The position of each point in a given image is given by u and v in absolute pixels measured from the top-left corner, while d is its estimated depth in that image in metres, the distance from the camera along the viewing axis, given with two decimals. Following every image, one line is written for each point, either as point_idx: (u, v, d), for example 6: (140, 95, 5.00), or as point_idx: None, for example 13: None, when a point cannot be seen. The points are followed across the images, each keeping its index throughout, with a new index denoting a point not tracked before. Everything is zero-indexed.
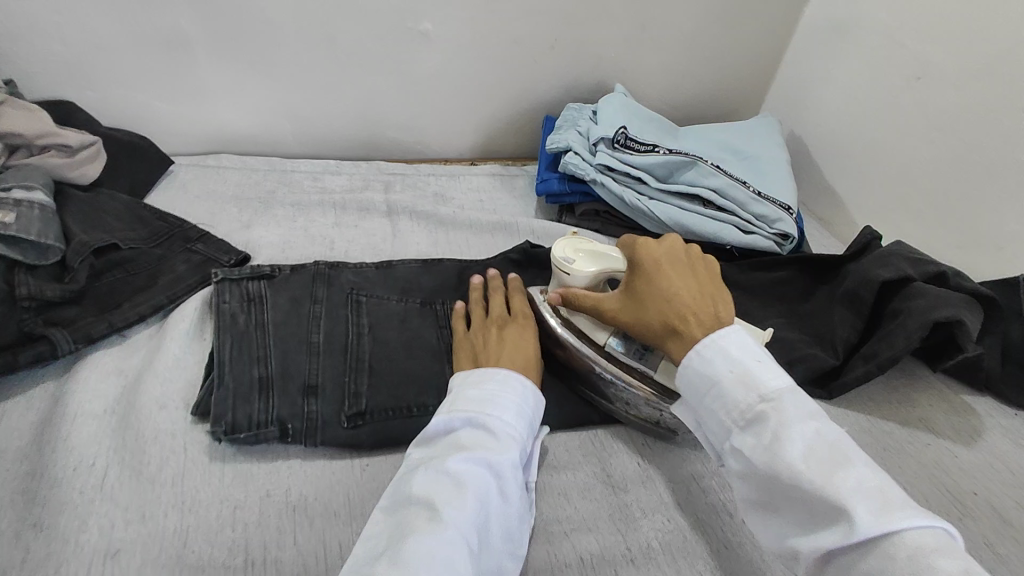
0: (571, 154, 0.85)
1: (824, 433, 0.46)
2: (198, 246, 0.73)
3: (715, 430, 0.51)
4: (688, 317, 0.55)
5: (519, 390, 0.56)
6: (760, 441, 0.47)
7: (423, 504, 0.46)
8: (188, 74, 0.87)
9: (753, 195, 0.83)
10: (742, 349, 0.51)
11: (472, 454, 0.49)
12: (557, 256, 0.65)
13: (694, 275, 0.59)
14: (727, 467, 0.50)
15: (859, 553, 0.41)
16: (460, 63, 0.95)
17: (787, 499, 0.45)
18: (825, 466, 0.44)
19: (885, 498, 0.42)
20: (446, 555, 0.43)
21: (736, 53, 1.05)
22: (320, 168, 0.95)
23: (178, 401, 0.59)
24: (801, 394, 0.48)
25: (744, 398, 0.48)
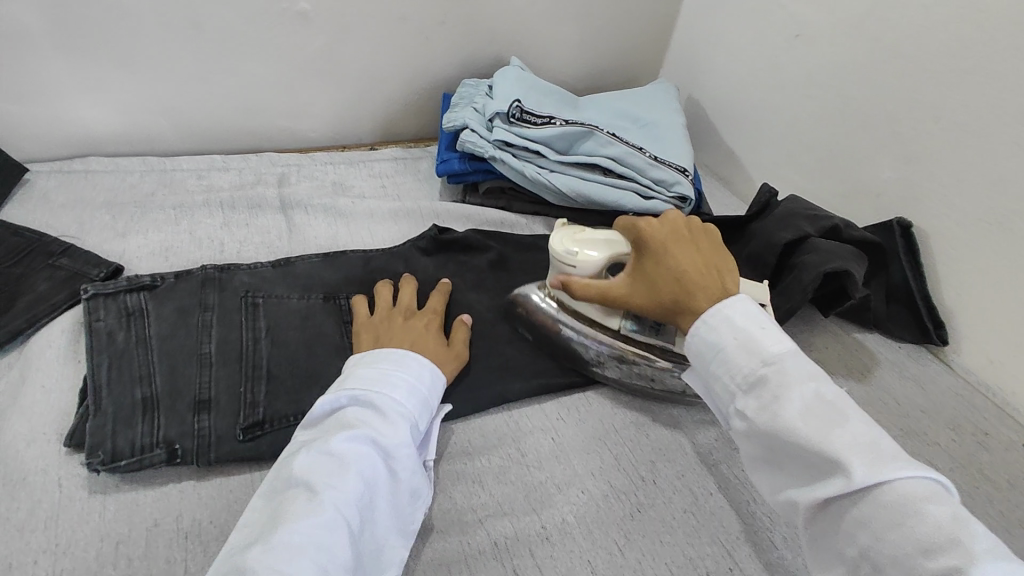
0: (468, 132, 0.83)
1: (824, 393, 0.45)
2: (62, 260, 0.67)
3: (720, 399, 0.50)
4: (694, 291, 0.54)
5: (414, 369, 0.56)
6: (763, 402, 0.46)
7: (303, 486, 0.46)
8: (35, 69, 0.78)
9: (650, 160, 0.84)
10: (744, 315, 0.50)
11: (357, 434, 0.49)
12: (559, 252, 0.64)
13: (697, 248, 0.57)
14: (732, 429, 0.49)
15: (860, 509, 0.41)
16: (347, 44, 0.91)
17: (797, 460, 0.45)
18: (820, 421, 0.44)
19: (875, 451, 0.42)
20: (319, 537, 0.43)
21: (629, 21, 1.06)
22: (204, 165, 0.89)
23: (49, 434, 0.54)
24: (801, 354, 0.48)
25: (746, 363, 0.48)
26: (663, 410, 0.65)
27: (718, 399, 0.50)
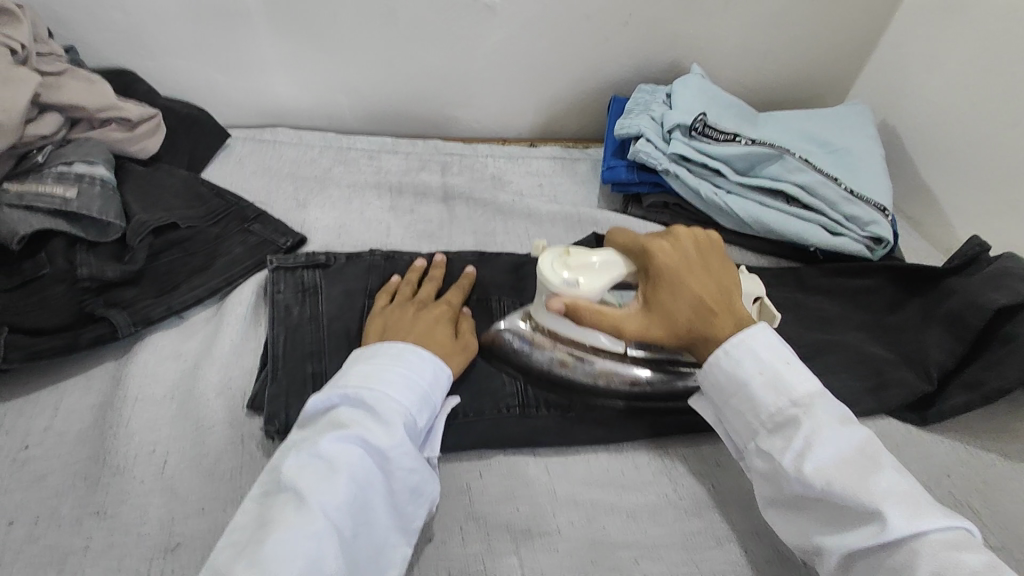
0: (643, 142, 0.79)
1: (853, 439, 0.46)
2: (255, 225, 0.71)
3: (738, 432, 0.51)
4: (715, 318, 0.53)
5: (414, 364, 0.52)
6: (791, 445, 0.46)
7: (292, 491, 0.43)
8: (244, 45, 0.84)
9: (845, 193, 0.76)
10: (770, 350, 0.50)
11: (349, 434, 0.46)
12: (555, 283, 0.54)
13: (710, 270, 0.56)
14: (751, 465, 0.50)
15: (889, 552, 0.42)
16: (525, 39, 0.90)
17: (831, 509, 0.45)
18: (854, 472, 0.44)
19: (913, 499, 0.43)
20: (308, 547, 0.41)
21: (826, 34, 0.96)
22: (376, 146, 0.92)
23: (237, 389, 0.56)
24: (827, 396, 0.48)
25: (776, 401, 0.48)
26: None
27: (737, 432, 0.51)
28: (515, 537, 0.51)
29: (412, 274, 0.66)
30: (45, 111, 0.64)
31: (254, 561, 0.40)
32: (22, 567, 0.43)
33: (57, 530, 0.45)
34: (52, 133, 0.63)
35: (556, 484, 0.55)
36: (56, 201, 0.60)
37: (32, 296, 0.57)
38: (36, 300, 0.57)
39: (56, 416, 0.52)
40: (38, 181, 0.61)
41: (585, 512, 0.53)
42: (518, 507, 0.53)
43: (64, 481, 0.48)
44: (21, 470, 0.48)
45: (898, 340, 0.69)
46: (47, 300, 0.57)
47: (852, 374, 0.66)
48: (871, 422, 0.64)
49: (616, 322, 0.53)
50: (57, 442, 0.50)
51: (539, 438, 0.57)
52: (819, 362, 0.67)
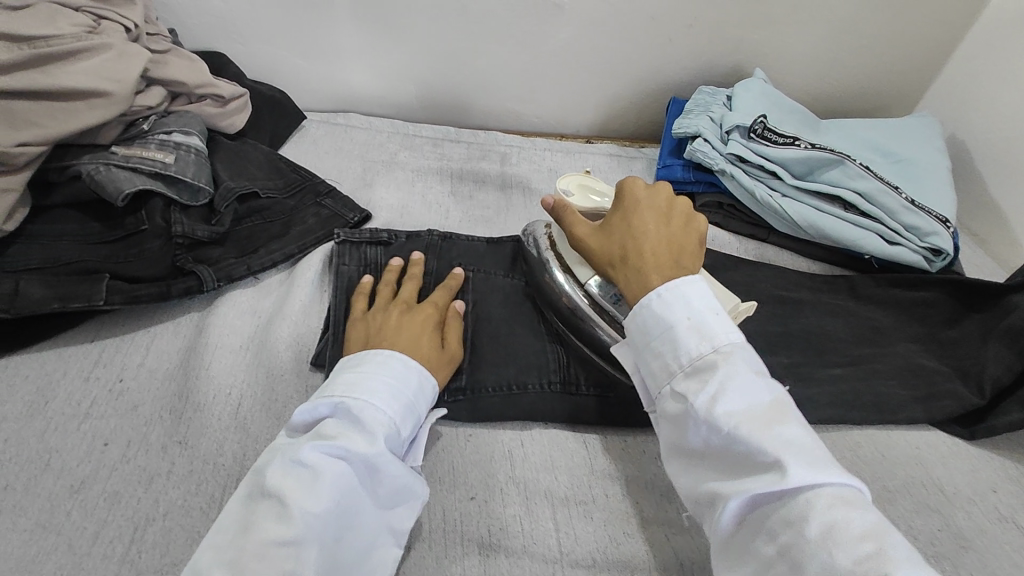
0: (701, 141, 0.80)
1: (763, 390, 0.43)
2: (326, 201, 0.76)
3: (653, 375, 0.47)
4: (643, 254, 0.51)
5: (399, 374, 0.51)
6: (704, 388, 0.43)
7: (275, 500, 0.42)
8: (325, 33, 0.90)
9: (906, 203, 0.75)
10: (702, 299, 0.47)
11: (334, 444, 0.44)
12: (558, 188, 0.68)
13: (670, 224, 0.54)
14: (660, 411, 0.47)
15: (778, 506, 0.38)
16: (590, 38, 0.92)
17: (728, 456, 0.41)
18: (760, 420, 0.41)
19: (812, 454, 0.39)
20: (290, 556, 0.39)
21: (897, 44, 0.95)
22: (440, 135, 0.96)
23: (306, 345, 0.61)
24: (748, 349, 0.45)
25: (698, 347, 0.45)
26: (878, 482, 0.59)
27: (653, 374, 0.47)
28: (553, 504, 0.53)
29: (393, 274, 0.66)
30: (152, 85, 0.70)
31: (238, 570, 0.38)
32: (115, 481, 0.48)
33: (146, 453, 0.50)
34: (157, 104, 0.69)
35: (595, 459, 0.57)
36: (157, 165, 0.65)
37: (132, 248, 0.63)
38: (136, 252, 0.63)
39: (148, 355, 0.58)
40: (142, 146, 0.67)
41: (622, 488, 0.55)
42: (557, 477, 0.55)
43: (154, 411, 0.54)
44: (117, 399, 0.54)
45: (952, 354, 0.69)
46: (145, 252, 0.63)
47: (900, 383, 0.66)
48: (918, 432, 0.64)
49: (569, 223, 0.58)
50: (149, 378, 0.56)
51: (579, 415, 0.60)
52: (867, 368, 0.67)
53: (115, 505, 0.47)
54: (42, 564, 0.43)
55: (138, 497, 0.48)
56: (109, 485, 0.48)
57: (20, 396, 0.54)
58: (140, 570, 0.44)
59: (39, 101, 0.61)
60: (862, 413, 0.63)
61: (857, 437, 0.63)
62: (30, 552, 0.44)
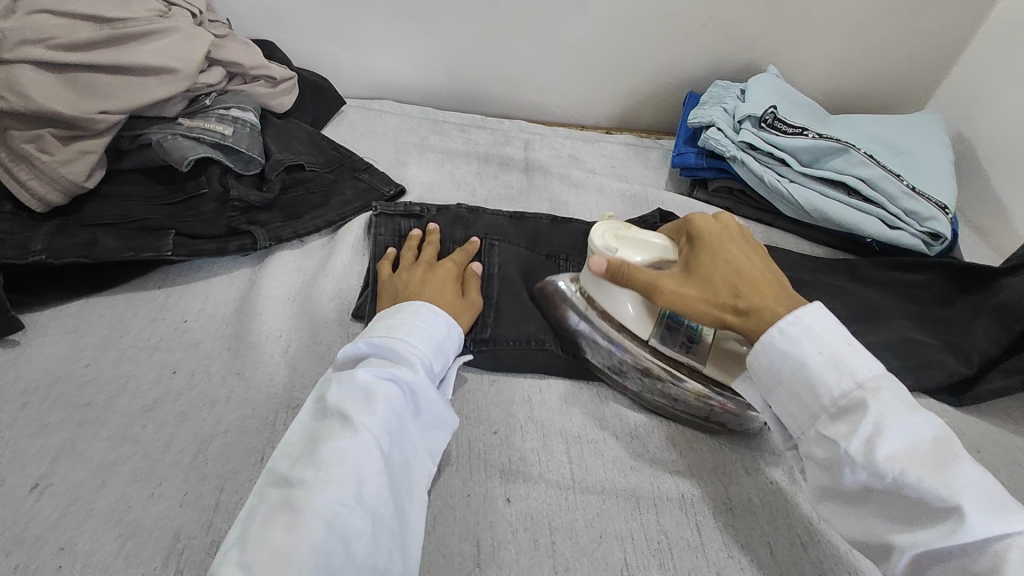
0: (714, 130, 0.86)
1: (922, 425, 0.45)
2: (364, 175, 0.82)
3: (794, 414, 0.50)
4: (757, 287, 0.54)
5: (429, 320, 0.57)
6: (859, 431, 0.45)
7: (337, 416, 0.47)
8: (364, 24, 0.97)
9: (907, 189, 0.80)
10: (827, 329, 0.49)
11: (381, 370, 0.51)
12: (599, 246, 0.61)
13: (748, 247, 0.58)
14: (806, 449, 0.49)
15: (963, 553, 0.41)
16: (611, 33, 0.98)
17: (902, 502, 0.44)
18: (930, 463, 0.43)
19: (993, 498, 0.42)
20: (358, 453, 0.45)
21: (904, 44, 0.99)
22: (468, 122, 1.03)
23: (347, 299, 0.67)
24: (892, 380, 0.47)
25: (838, 383, 0.47)
26: None
27: (794, 413, 0.50)
28: (567, 441, 0.59)
29: (416, 239, 0.72)
30: (212, 66, 0.78)
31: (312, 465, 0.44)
32: (183, 403, 0.55)
33: (208, 381, 0.57)
34: (216, 82, 0.77)
35: (606, 408, 0.63)
36: (217, 135, 0.72)
37: (192, 210, 0.70)
38: (196, 213, 0.70)
39: (207, 302, 0.65)
40: (204, 119, 0.74)
41: (631, 433, 0.61)
42: (572, 420, 0.61)
43: (214, 348, 0.61)
44: (182, 336, 0.61)
45: (943, 330, 0.73)
46: (204, 213, 0.70)
47: (894, 353, 0.70)
48: None
49: (654, 279, 0.56)
50: (208, 321, 0.63)
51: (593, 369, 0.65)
52: (863, 339, 0.72)
53: (184, 422, 0.54)
54: (123, 466, 0.51)
55: (204, 416, 0.55)
56: (176, 406, 0.55)
57: (98, 331, 0.61)
58: (206, 474, 0.51)
59: (116, 75, 0.68)
60: None
61: None
62: (111, 457, 0.51)
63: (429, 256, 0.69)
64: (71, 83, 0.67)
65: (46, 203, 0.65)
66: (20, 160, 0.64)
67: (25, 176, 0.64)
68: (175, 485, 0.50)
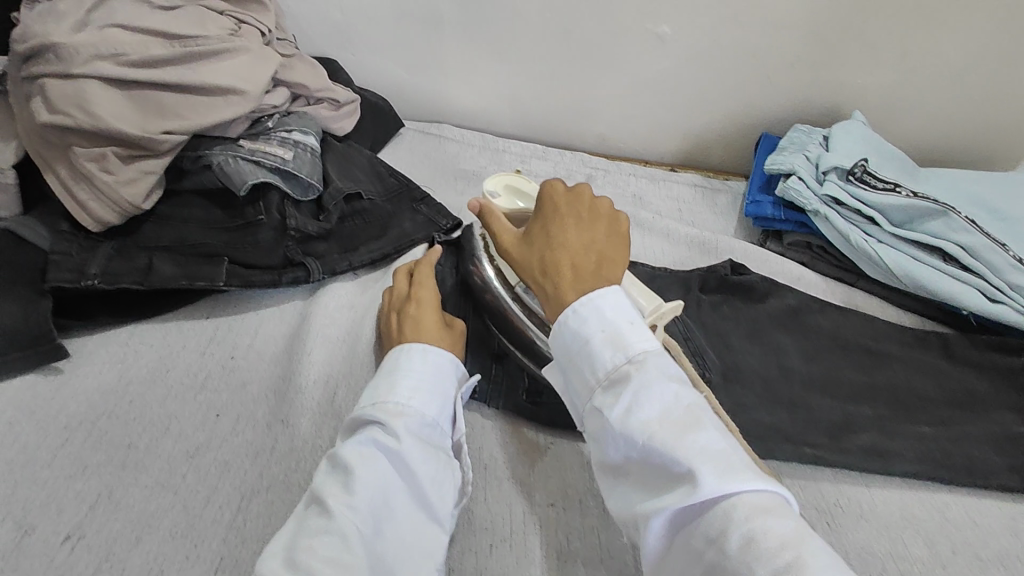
0: (795, 179, 0.80)
1: (681, 395, 0.43)
2: (422, 207, 0.79)
3: (577, 391, 0.48)
4: (563, 267, 0.53)
5: (421, 369, 0.53)
6: (619, 401, 0.44)
7: (314, 501, 0.44)
8: (431, 48, 0.95)
9: (1014, 261, 0.72)
10: (616, 310, 0.48)
11: (360, 440, 0.47)
12: (485, 190, 0.67)
13: (592, 228, 0.55)
14: (586, 429, 0.48)
15: (700, 523, 0.39)
16: (687, 68, 0.93)
17: (644, 468, 0.43)
18: (676, 428, 0.42)
19: (725, 460, 0.40)
20: (325, 542, 0.41)
21: (1009, 96, 0.91)
22: (528, 152, 0.99)
23: None
24: (664, 355, 0.46)
25: (612, 358, 0.46)
26: (967, 548, 0.57)
27: (577, 391, 0.48)
28: None
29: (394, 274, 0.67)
30: (278, 86, 0.76)
31: (289, 561, 0.40)
32: (226, 452, 0.52)
33: (253, 429, 0.54)
34: (280, 104, 0.74)
35: None
36: (277, 160, 0.70)
37: (247, 238, 0.67)
38: (251, 241, 0.67)
39: (256, 337, 0.62)
40: (265, 142, 0.71)
41: None
42: None
43: (260, 390, 0.57)
44: (229, 375, 0.58)
45: None
46: (260, 242, 0.67)
47: (997, 450, 0.63)
48: (1012, 503, 0.61)
49: (497, 227, 0.59)
50: (256, 358, 0.60)
51: None
52: (959, 428, 0.65)
53: (225, 474, 0.51)
54: (161, 520, 0.47)
55: (245, 468, 0.51)
56: (219, 455, 0.52)
57: (144, 363, 0.59)
58: (246, 537, 0.47)
59: (182, 94, 0.67)
60: (953, 475, 0.62)
61: (945, 499, 0.61)
62: (150, 508, 0.48)
63: (403, 290, 0.64)
64: (137, 102, 0.65)
65: (103, 223, 0.63)
66: (80, 177, 0.63)
67: (83, 195, 0.63)
68: (213, 548, 0.46)
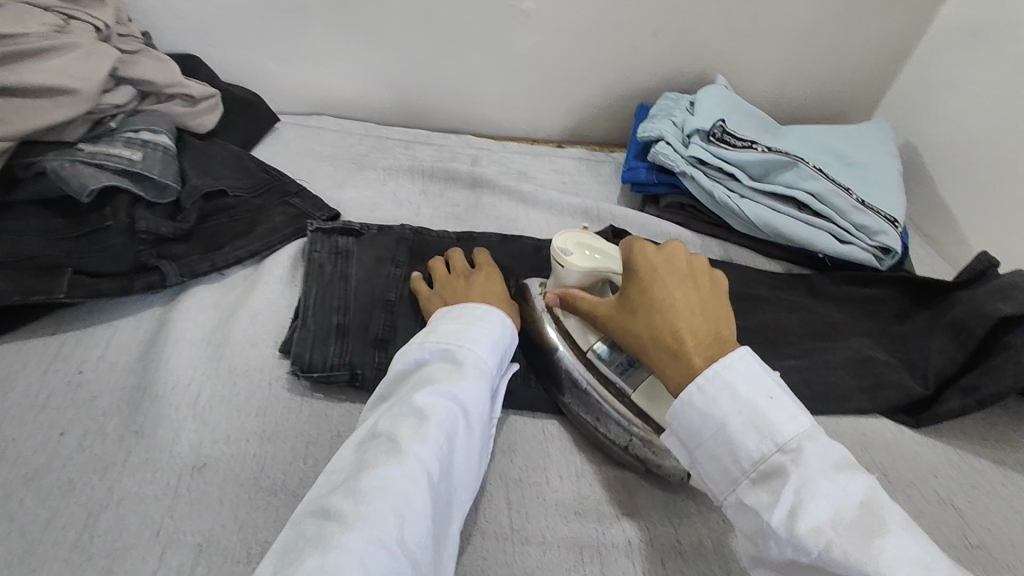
0: (663, 144, 0.83)
1: (850, 488, 0.41)
2: (295, 199, 0.77)
3: (715, 478, 0.46)
4: (681, 332, 0.51)
5: (497, 328, 0.56)
6: (779, 500, 0.42)
7: (388, 436, 0.47)
8: (297, 37, 0.92)
9: (857, 203, 0.78)
10: (750, 385, 0.46)
11: (436, 387, 0.50)
12: (557, 248, 0.62)
13: (696, 288, 0.54)
14: (738, 525, 0.45)
15: None
16: (559, 43, 0.94)
17: (814, 572, 0.40)
18: (857, 533, 0.39)
19: (924, 569, 0.37)
20: (402, 482, 0.44)
21: (856, 51, 0.98)
22: (412, 138, 0.98)
23: (268, 340, 0.62)
24: (819, 437, 0.43)
25: (757, 446, 0.44)
26: None
27: (711, 478, 0.46)
28: (507, 485, 0.56)
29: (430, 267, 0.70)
30: (120, 83, 0.71)
31: (353, 492, 0.43)
32: (70, 470, 0.49)
33: (102, 443, 0.51)
34: (125, 103, 0.70)
35: (551, 446, 0.60)
36: (123, 161, 0.66)
37: (95, 242, 0.63)
38: (99, 244, 0.63)
39: (109, 348, 0.59)
40: (108, 143, 0.68)
41: (576, 471, 0.58)
42: (513, 459, 0.58)
43: (111, 403, 0.54)
44: (77, 390, 0.55)
45: (903, 345, 0.71)
46: (109, 245, 0.63)
47: (850, 372, 0.68)
48: (865, 420, 0.66)
49: (589, 304, 0.59)
50: (108, 370, 0.57)
51: (537, 404, 0.62)
52: (818, 357, 0.69)
53: (70, 494, 0.48)
54: None
55: (93, 485, 0.49)
56: (64, 474, 0.49)
57: None
58: (92, 554, 0.45)
59: (4, 98, 0.62)
60: (812, 402, 0.66)
61: None
62: None
63: (463, 268, 0.68)
64: None
65: None
66: None
67: None
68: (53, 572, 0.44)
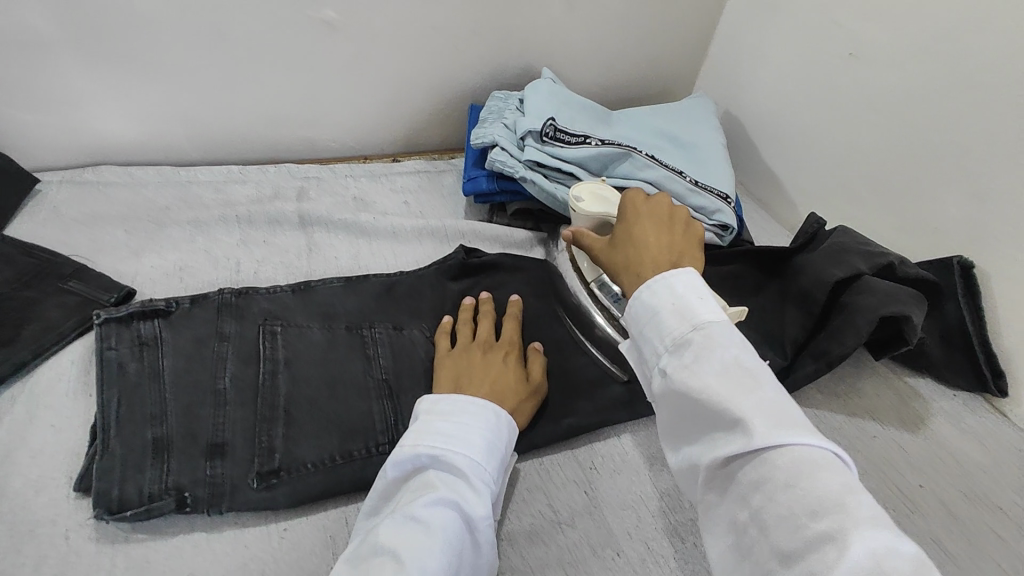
0: (498, 151, 0.79)
1: (743, 358, 0.42)
2: (73, 284, 0.63)
3: (644, 361, 0.48)
4: (645, 255, 0.53)
5: (493, 426, 0.52)
6: (682, 364, 0.43)
7: (387, 551, 0.42)
8: (47, 79, 0.74)
9: (691, 185, 0.80)
10: (690, 288, 0.46)
11: (436, 497, 0.45)
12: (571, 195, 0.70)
13: (675, 228, 0.56)
14: (654, 394, 0.47)
15: (749, 466, 0.39)
16: (372, 51, 0.86)
17: (690, 412, 0.43)
18: (734, 385, 0.41)
19: (781, 416, 0.39)
20: None
21: (670, 29, 0.99)
22: (222, 176, 0.85)
23: (58, 479, 0.51)
24: (730, 325, 0.44)
25: (677, 327, 0.45)
26: None
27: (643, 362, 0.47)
28: None
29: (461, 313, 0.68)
30: None
31: None
32: None
33: None
34: None
35: None
36: None
37: None
38: None
39: None
40: None
41: None
42: None
43: None
44: None
45: (760, 320, 0.74)
46: None
47: None
48: None
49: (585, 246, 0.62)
50: None
51: None
52: None
53: None
54: None
55: None
56: None
57: None
58: None
59: None
60: None
61: None
62: None
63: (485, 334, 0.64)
64: None
65: None
66: None
67: None
68: None
